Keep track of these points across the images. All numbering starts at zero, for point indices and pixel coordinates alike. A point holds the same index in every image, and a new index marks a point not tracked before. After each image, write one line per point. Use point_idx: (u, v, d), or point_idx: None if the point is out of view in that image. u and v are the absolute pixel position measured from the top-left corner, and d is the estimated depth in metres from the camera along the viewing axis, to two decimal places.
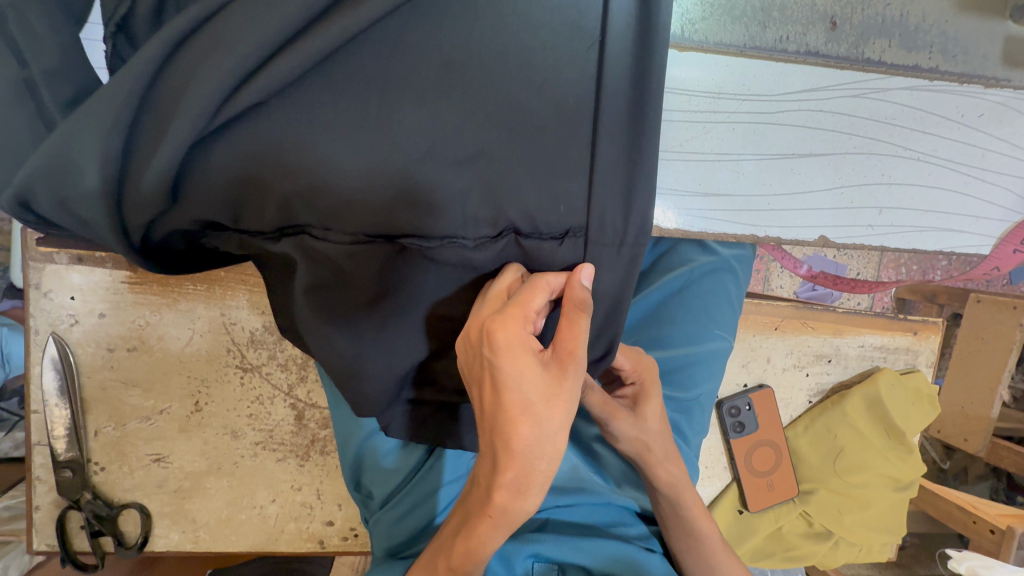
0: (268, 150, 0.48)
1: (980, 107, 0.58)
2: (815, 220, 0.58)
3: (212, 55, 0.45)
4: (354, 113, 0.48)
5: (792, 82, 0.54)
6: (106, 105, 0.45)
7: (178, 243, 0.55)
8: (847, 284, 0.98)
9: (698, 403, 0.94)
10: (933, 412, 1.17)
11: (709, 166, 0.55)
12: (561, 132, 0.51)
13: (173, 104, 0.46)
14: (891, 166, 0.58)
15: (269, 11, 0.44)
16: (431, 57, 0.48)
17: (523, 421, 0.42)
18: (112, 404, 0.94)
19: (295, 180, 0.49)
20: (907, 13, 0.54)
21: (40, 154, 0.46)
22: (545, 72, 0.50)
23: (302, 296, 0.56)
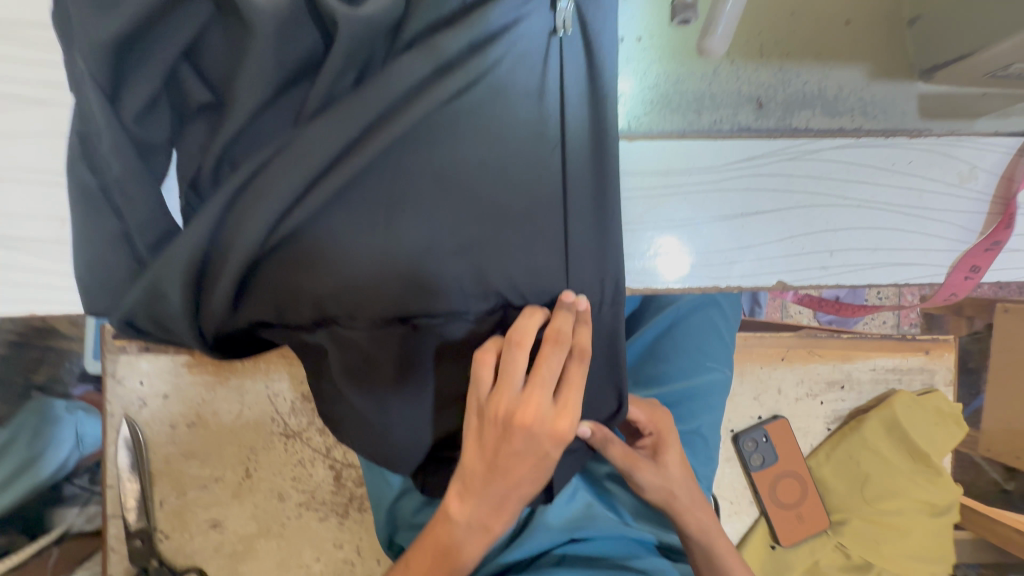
0: (304, 259, 0.60)
1: (909, 155, 0.65)
2: (771, 268, 0.65)
3: (261, 197, 0.57)
4: (367, 222, 0.60)
5: (731, 154, 0.64)
6: (183, 244, 0.57)
7: (234, 341, 0.66)
8: (836, 307, 1.02)
9: (700, 435, 0.99)
10: (960, 431, 1.16)
11: (668, 231, 0.64)
12: (535, 219, 0.61)
13: (231, 234, 0.58)
14: (833, 215, 0.65)
15: (300, 160, 0.57)
16: (425, 172, 0.60)
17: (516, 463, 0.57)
18: (175, 475, 1.05)
19: (327, 280, 0.60)
20: (825, 87, 0.63)
21: (137, 287, 0.59)
22: (519, 172, 0.61)
23: (335, 374, 0.66)
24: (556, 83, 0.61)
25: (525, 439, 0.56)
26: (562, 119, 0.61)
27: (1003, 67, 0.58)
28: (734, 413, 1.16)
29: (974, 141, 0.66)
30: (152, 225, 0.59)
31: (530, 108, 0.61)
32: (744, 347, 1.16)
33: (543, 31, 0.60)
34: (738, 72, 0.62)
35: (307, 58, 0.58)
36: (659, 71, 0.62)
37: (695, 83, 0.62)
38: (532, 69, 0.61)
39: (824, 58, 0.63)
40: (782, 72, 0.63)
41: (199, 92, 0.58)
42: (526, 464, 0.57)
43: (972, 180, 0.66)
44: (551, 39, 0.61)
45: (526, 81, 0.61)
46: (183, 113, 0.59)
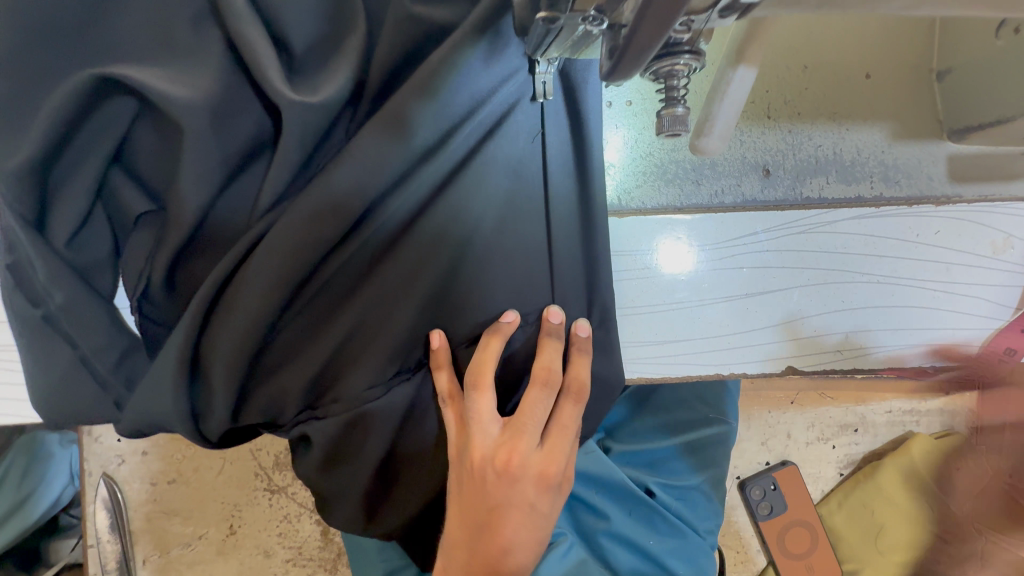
0: (291, 344, 0.55)
1: (934, 224, 0.58)
2: (778, 352, 0.58)
3: (243, 296, 0.51)
4: (345, 301, 0.55)
5: (736, 229, 0.57)
6: (168, 360, 0.52)
7: (240, 436, 0.60)
8: None
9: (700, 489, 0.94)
10: (984, 476, 1.09)
11: (664, 314, 0.58)
12: (529, 303, 0.55)
13: (196, 345, 0.53)
14: (850, 291, 0.58)
15: (283, 264, 0.50)
16: (404, 247, 0.53)
17: (506, 528, 0.53)
18: (158, 533, 1.01)
19: (313, 368, 0.55)
20: (841, 151, 0.56)
21: (127, 414, 0.55)
22: (499, 262, 0.54)
23: (322, 470, 0.60)
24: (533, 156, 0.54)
25: (509, 490, 0.53)
26: (546, 199, 0.55)
27: None
28: (741, 459, 1.10)
29: (1011, 206, 0.58)
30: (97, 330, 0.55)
31: (504, 186, 0.54)
32: (750, 390, 1.10)
33: (524, 98, 0.53)
34: (743, 136, 0.56)
35: (253, 139, 0.54)
36: (652, 139, 0.57)
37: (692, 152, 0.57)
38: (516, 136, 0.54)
39: (839, 119, 0.56)
40: (792, 134, 0.56)
41: (139, 196, 0.55)
42: (514, 521, 0.54)
43: (1008, 250, 0.58)
44: (531, 106, 0.54)
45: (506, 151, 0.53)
46: (121, 217, 0.56)
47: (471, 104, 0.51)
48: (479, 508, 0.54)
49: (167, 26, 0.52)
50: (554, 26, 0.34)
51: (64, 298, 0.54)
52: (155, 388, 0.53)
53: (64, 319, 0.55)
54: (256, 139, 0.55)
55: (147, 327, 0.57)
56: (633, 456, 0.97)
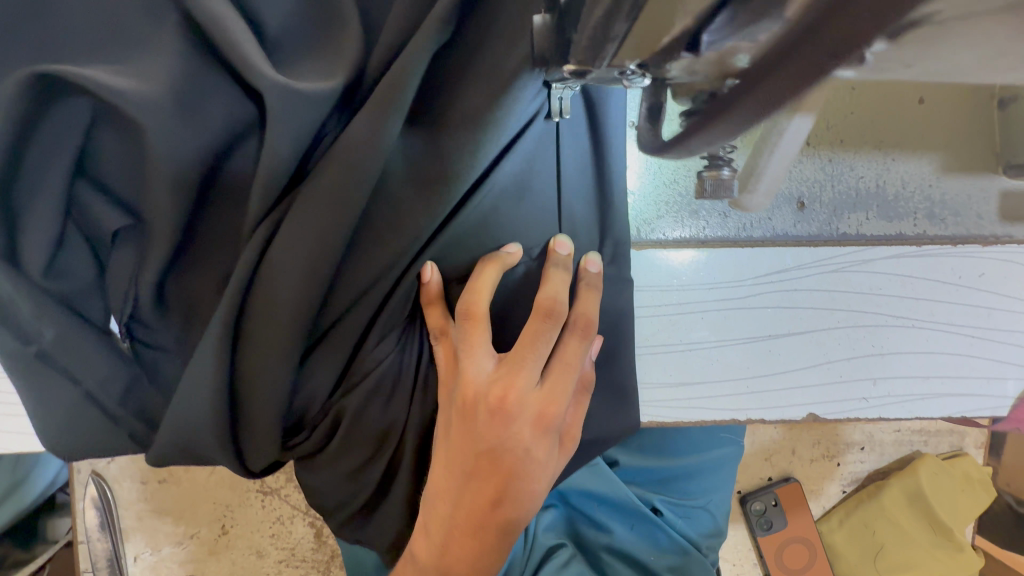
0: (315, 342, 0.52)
1: (980, 266, 0.53)
2: (800, 399, 0.54)
3: (265, 323, 0.49)
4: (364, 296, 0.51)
5: (760, 266, 0.53)
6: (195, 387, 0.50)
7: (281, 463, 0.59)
8: None
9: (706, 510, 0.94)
10: (988, 498, 1.07)
11: (682, 353, 0.54)
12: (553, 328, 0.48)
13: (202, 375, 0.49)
14: (882, 335, 0.54)
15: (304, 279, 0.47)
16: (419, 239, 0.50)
17: (494, 477, 0.47)
18: (149, 531, 1.00)
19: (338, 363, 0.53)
20: (885, 183, 0.53)
21: (163, 433, 0.52)
22: (501, 280, 0.52)
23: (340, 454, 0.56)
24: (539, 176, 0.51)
25: (502, 433, 0.46)
26: (557, 213, 0.53)
27: None
28: (743, 474, 1.08)
29: None
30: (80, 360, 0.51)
31: (504, 210, 0.51)
32: None
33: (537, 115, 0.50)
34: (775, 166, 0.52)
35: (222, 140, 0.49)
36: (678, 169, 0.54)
37: None
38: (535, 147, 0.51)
39: (885, 149, 0.53)
40: (833, 164, 0.53)
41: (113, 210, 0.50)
42: (503, 471, 0.47)
43: None
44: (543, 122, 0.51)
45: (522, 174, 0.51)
46: (97, 236, 0.51)
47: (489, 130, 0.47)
48: (466, 453, 0.48)
49: (140, 26, 0.48)
50: (583, 78, 0.37)
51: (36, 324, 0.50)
52: (182, 406, 0.50)
53: (59, 354, 0.51)
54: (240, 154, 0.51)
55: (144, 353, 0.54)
56: (641, 472, 0.95)
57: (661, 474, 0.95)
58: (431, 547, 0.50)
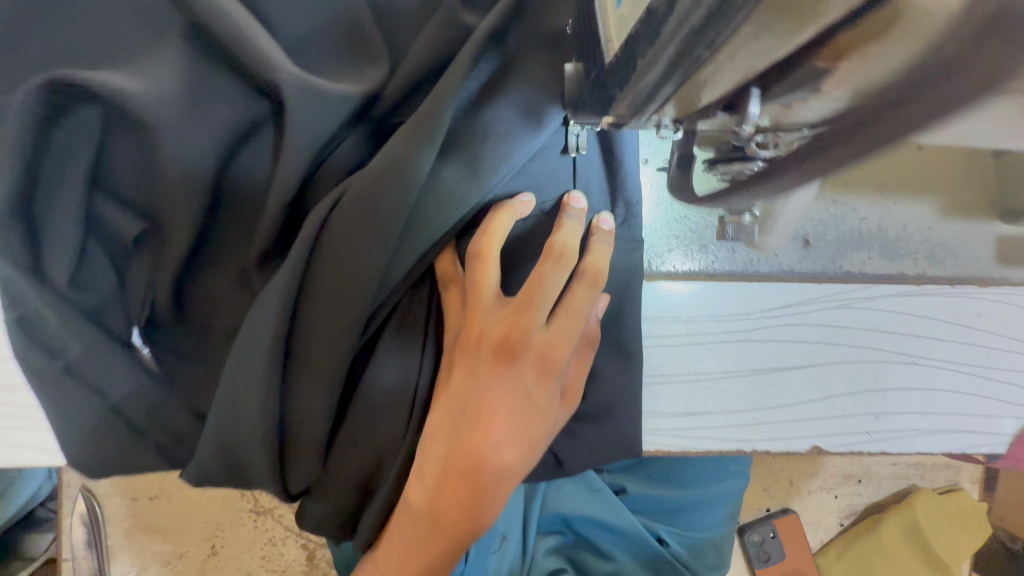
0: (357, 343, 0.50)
1: (977, 307, 0.55)
2: (807, 431, 0.55)
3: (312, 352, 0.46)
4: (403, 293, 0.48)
5: (768, 300, 0.54)
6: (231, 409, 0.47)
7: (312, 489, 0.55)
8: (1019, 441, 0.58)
9: (710, 542, 0.94)
10: (985, 534, 1.08)
11: (692, 385, 0.54)
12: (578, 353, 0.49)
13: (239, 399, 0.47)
14: (884, 370, 0.55)
15: (348, 300, 0.45)
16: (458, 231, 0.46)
17: (491, 426, 0.44)
18: (135, 550, 0.97)
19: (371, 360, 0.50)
20: (887, 225, 0.53)
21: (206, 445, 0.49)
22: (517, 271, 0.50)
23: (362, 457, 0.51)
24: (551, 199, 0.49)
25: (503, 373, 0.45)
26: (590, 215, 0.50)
27: None
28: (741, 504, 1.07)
29: None
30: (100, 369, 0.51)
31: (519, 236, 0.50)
32: None
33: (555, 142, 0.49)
34: None
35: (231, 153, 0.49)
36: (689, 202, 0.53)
37: None
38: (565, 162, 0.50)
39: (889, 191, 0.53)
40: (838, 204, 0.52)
41: (132, 216, 0.50)
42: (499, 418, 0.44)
43: None
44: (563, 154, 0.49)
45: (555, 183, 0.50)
46: (112, 251, 0.51)
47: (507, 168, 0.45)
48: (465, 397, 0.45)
49: (164, 39, 0.49)
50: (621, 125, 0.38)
51: (47, 333, 0.50)
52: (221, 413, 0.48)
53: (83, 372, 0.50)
54: (248, 167, 0.51)
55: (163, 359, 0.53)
56: (645, 500, 0.94)
57: (666, 504, 0.94)
58: (423, 490, 0.45)
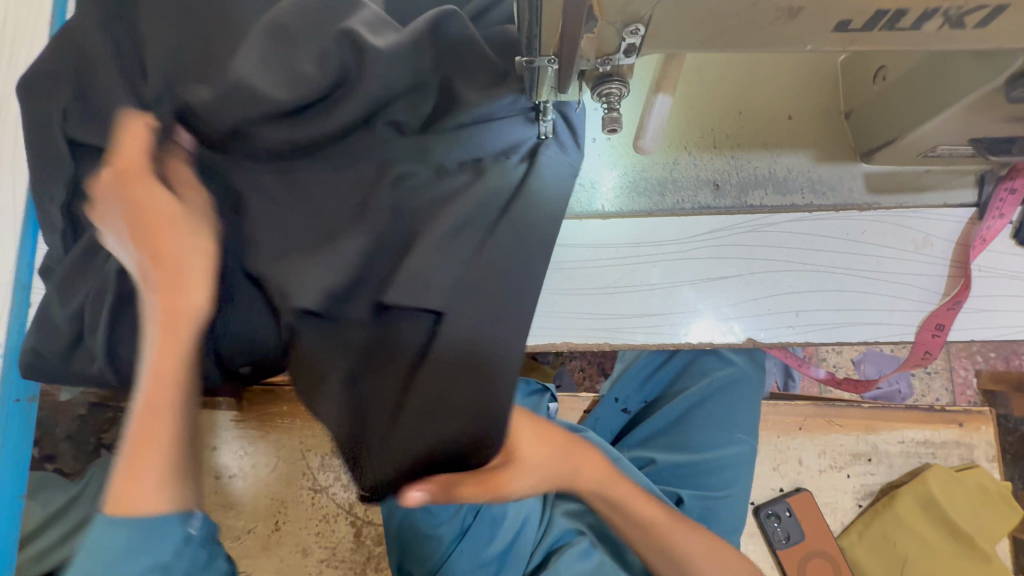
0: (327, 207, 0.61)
1: (862, 225, 0.72)
2: (739, 325, 0.72)
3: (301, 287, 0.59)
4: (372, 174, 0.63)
5: (696, 228, 0.73)
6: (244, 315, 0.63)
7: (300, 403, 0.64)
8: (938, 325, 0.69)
9: (725, 502, 0.97)
10: (1017, 514, 1.06)
11: (643, 293, 0.73)
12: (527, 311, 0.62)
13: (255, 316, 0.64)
14: (795, 278, 0.72)
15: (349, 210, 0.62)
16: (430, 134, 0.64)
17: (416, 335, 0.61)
18: (214, 525, 1.13)
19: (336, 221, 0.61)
20: (775, 170, 0.74)
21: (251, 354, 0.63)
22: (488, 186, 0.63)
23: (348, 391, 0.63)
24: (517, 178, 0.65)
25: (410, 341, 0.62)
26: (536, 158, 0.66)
27: (931, 148, 0.67)
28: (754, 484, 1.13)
29: (927, 212, 0.72)
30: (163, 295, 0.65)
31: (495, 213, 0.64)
32: None
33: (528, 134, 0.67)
34: (696, 161, 0.74)
35: None
36: (626, 162, 0.75)
37: (657, 171, 0.75)
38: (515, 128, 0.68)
39: (771, 148, 0.74)
40: (735, 159, 0.74)
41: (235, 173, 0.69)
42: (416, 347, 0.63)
43: (928, 246, 0.71)
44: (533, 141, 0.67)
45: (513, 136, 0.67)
46: None
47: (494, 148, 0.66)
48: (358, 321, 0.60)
49: None
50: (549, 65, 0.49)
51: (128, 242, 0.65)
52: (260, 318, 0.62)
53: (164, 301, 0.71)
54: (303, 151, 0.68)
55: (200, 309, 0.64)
56: (669, 468, 0.99)
57: (687, 469, 0.99)
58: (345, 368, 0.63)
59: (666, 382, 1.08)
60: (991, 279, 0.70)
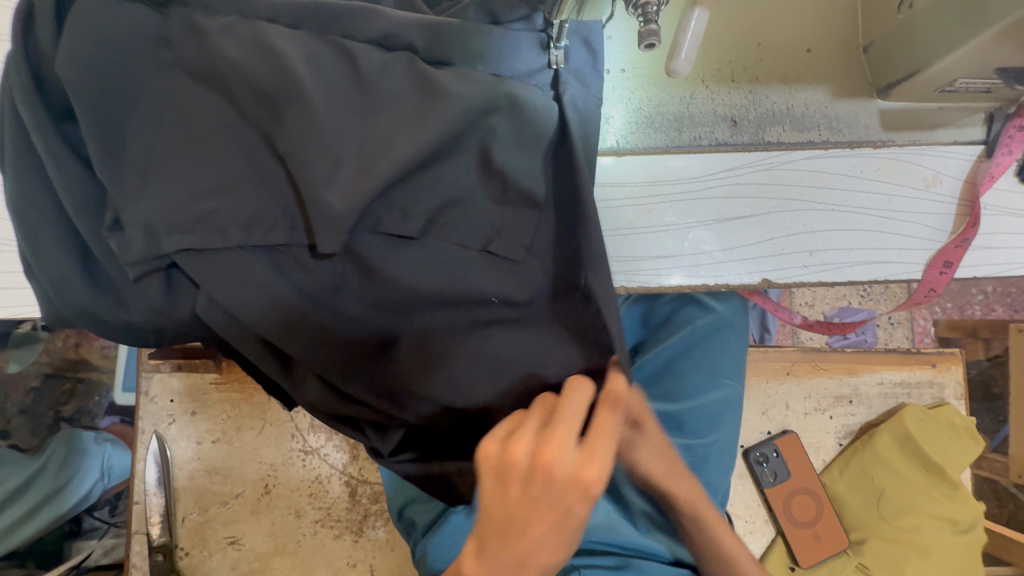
0: (331, 151, 0.56)
1: (874, 163, 0.71)
2: (754, 266, 0.71)
3: (320, 226, 0.57)
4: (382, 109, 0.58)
5: (713, 166, 0.71)
6: (248, 276, 0.58)
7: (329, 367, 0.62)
8: (940, 270, 0.70)
9: (716, 448, 1.01)
10: (979, 445, 1.14)
11: (658, 235, 0.70)
12: (561, 266, 0.62)
13: (267, 280, 0.59)
14: (809, 217, 0.71)
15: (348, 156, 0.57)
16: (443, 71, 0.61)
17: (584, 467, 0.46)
18: (199, 491, 1.08)
19: (345, 162, 0.57)
20: (793, 106, 0.71)
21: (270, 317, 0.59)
22: (503, 120, 0.59)
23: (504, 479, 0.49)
24: (540, 113, 0.61)
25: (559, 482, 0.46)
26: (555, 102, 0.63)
27: (950, 82, 0.65)
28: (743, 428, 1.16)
29: (937, 150, 0.72)
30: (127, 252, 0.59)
31: (516, 158, 0.60)
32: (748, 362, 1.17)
33: (537, 63, 0.63)
34: (713, 96, 0.71)
35: None
36: (641, 96, 0.71)
37: (674, 107, 0.71)
38: (535, 62, 0.63)
39: (789, 82, 0.72)
40: (753, 94, 0.71)
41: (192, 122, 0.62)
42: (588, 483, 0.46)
43: (938, 185, 0.71)
44: (546, 72, 0.64)
45: (528, 67, 0.63)
46: None
47: (514, 72, 0.62)
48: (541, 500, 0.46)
49: None
50: None
51: (105, 181, 0.59)
52: (265, 288, 0.59)
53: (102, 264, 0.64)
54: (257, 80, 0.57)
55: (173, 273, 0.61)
56: (663, 418, 1.01)
57: (680, 419, 1.00)
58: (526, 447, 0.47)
59: (651, 329, 1.05)
60: (996, 217, 0.71)
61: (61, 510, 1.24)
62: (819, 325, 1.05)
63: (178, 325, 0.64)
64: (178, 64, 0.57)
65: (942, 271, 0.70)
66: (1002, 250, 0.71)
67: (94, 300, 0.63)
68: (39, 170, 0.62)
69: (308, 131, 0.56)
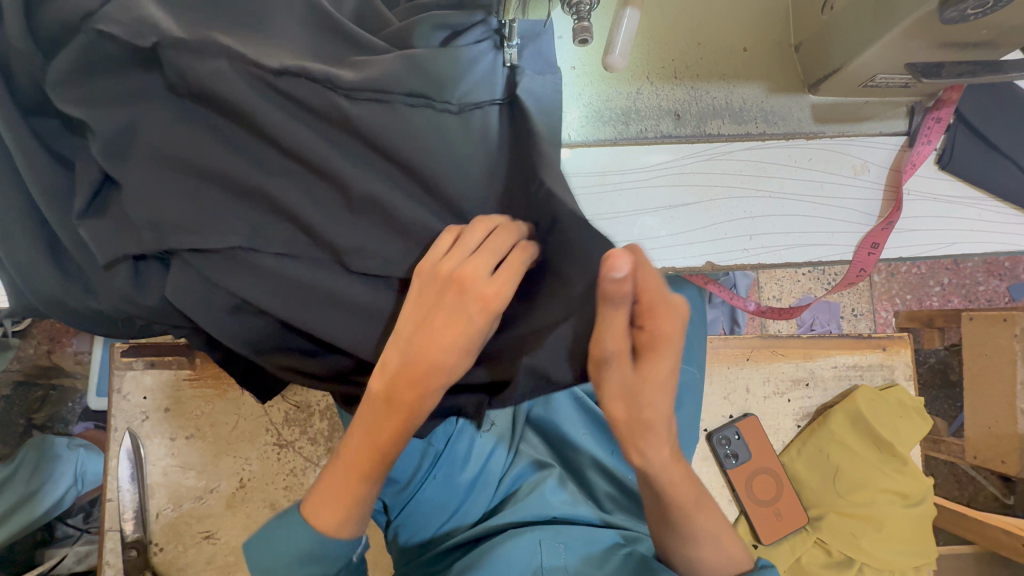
0: (297, 144, 0.60)
1: (808, 153, 0.77)
2: (698, 250, 0.76)
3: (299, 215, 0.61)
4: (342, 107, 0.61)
5: (660, 157, 0.76)
6: (221, 262, 0.62)
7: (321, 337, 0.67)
8: (869, 249, 0.76)
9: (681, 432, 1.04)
10: (927, 423, 1.20)
11: (607, 222, 0.75)
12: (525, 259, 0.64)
13: (243, 265, 0.63)
14: (749, 204, 0.76)
15: (313, 149, 0.61)
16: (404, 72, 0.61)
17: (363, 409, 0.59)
18: (173, 486, 1.09)
19: (312, 154, 0.61)
20: (732, 101, 0.77)
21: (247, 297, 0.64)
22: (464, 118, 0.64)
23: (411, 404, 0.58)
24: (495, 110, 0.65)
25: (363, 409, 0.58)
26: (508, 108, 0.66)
27: (871, 78, 0.71)
28: (707, 412, 1.21)
29: (865, 140, 0.78)
30: (101, 238, 0.62)
31: (472, 146, 0.63)
32: (710, 349, 1.22)
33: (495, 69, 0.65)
34: (658, 91, 0.76)
35: None
36: (591, 92, 0.76)
37: (621, 102, 0.76)
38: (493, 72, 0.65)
39: (728, 79, 0.77)
40: (695, 89, 0.76)
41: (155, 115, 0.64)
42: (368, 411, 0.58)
43: (866, 172, 0.77)
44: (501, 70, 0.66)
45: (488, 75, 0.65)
46: None
47: (473, 75, 0.63)
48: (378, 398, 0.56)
49: None
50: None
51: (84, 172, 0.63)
52: (233, 275, 0.62)
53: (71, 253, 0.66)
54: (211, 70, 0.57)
55: (143, 262, 0.65)
56: None
57: None
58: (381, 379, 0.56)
59: None
60: (918, 202, 0.77)
61: (30, 518, 1.25)
62: (768, 311, 1.12)
63: (149, 311, 0.67)
64: (143, 60, 0.59)
65: (870, 249, 0.76)
66: (926, 232, 0.77)
67: (66, 288, 0.66)
68: (8, 163, 0.64)
69: (274, 125, 0.60)
